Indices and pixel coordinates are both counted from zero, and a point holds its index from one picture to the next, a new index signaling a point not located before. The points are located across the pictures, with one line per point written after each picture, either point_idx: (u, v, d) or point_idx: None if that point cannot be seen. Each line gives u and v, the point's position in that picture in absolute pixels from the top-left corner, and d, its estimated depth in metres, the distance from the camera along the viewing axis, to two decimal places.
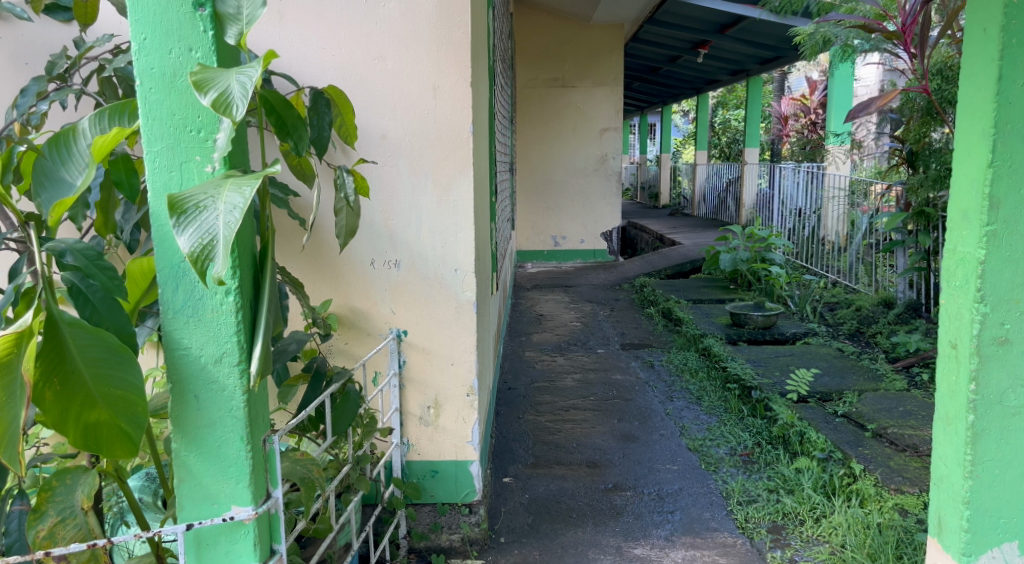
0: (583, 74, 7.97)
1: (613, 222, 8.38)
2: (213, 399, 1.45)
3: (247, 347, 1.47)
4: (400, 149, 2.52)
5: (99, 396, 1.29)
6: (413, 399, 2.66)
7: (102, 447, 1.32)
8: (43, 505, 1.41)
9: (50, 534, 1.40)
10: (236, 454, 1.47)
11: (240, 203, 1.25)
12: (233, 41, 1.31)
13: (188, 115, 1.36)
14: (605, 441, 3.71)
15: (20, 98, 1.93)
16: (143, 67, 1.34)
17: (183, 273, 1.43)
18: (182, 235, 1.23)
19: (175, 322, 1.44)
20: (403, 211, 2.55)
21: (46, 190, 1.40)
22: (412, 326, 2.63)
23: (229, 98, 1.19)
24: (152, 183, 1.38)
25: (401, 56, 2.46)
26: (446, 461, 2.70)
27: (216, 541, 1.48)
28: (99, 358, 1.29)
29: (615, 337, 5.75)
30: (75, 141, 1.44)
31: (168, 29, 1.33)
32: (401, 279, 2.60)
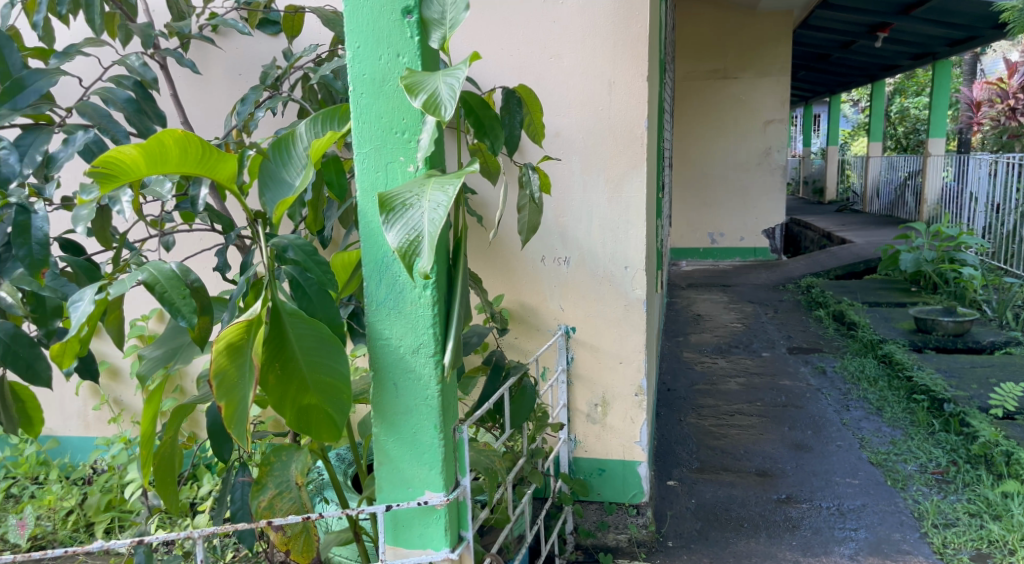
0: (746, 64, 7.64)
1: (776, 219, 7.98)
2: (410, 387, 1.52)
3: (441, 339, 1.52)
4: (573, 146, 2.52)
5: (313, 381, 1.39)
6: (581, 395, 2.67)
7: (314, 429, 1.42)
8: (264, 477, 1.53)
9: (270, 505, 1.52)
10: (430, 441, 1.53)
11: (444, 201, 1.30)
12: (437, 45, 1.37)
13: (394, 117, 1.43)
14: (776, 449, 3.54)
15: (241, 106, 2.11)
16: (356, 73, 1.43)
17: (387, 267, 1.51)
18: (391, 232, 1.29)
19: (378, 314, 1.52)
20: (575, 208, 2.56)
21: (270, 190, 1.52)
22: (580, 324, 2.63)
23: (437, 100, 1.23)
24: (360, 182, 1.47)
25: (578, 52, 2.46)
26: (614, 460, 2.69)
27: (411, 523, 1.55)
28: (313, 346, 1.38)
29: (781, 340, 5.46)
30: (293, 144, 1.55)
31: (379, 36, 1.41)
32: (570, 276, 2.61)
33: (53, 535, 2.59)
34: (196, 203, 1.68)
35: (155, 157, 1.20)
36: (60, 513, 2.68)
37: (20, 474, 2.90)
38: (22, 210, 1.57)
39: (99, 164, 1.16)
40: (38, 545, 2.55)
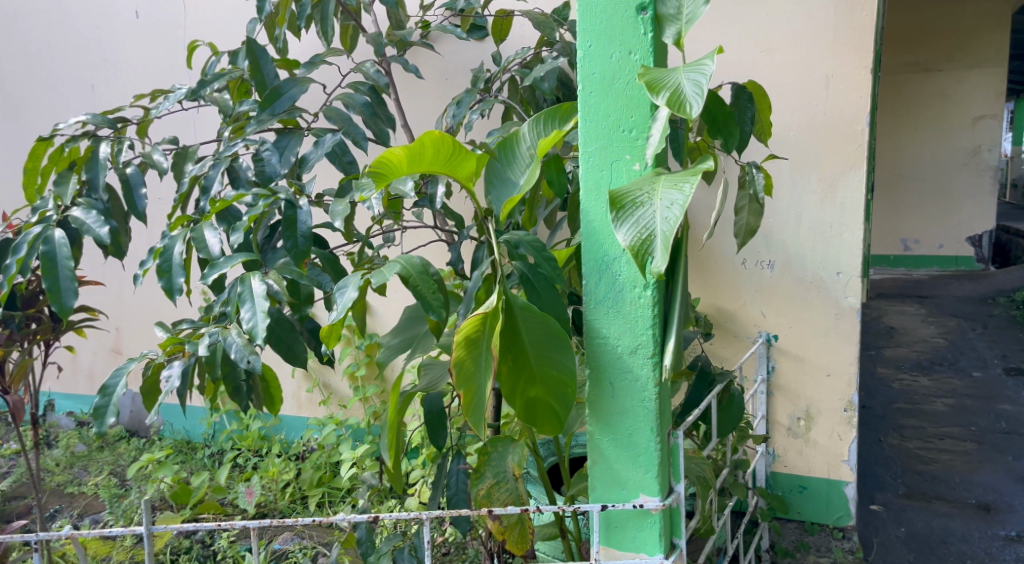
0: (955, 54, 6.91)
1: (985, 224, 7.17)
2: (627, 388, 1.48)
3: (660, 341, 1.46)
4: (783, 144, 2.39)
5: (540, 375, 1.41)
6: (781, 408, 2.53)
7: (539, 422, 1.45)
8: (482, 466, 1.58)
9: (488, 494, 1.57)
10: (646, 444, 1.49)
11: (679, 199, 1.24)
12: (671, 40, 1.34)
13: (623, 115, 1.42)
14: (999, 480, 3.17)
15: (456, 108, 2.20)
16: (586, 72, 1.43)
17: (607, 265, 1.47)
18: (621, 230, 1.26)
19: (596, 312, 1.49)
20: (782, 210, 2.42)
21: (495, 189, 1.57)
22: (783, 332, 2.49)
23: (682, 96, 1.21)
24: (585, 179, 1.47)
25: (793, 46, 2.34)
26: (818, 478, 2.52)
27: (624, 525, 1.53)
28: (541, 340, 1.41)
29: (995, 359, 4.89)
30: (517, 145, 1.59)
31: (611, 35, 1.40)
32: (774, 280, 2.48)
33: (274, 504, 2.84)
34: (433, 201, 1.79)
35: (416, 157, 1.28)
36: (281, 484, 2.93)
37: (244, 446, 3.20)
38: (289, 205, 1.61)
39: (376, 164, 1.25)
40: (262, 513, 2.82)
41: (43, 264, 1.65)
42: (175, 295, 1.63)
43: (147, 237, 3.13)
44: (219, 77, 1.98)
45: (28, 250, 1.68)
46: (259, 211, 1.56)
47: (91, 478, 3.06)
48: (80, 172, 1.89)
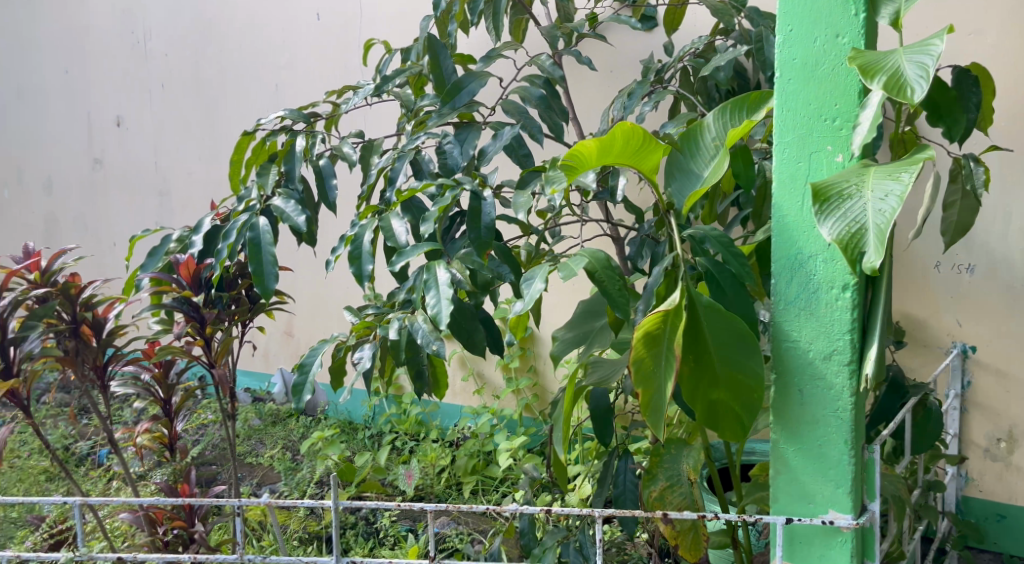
0: None
1: None
2: (818, 396, 1.38)
3: (859, 347, 1.35)
4: (991, 136, 2.15)
5: (724, 377, 1.34)
6: (978, 427, 2.29)
7: (720, 426, 1.38)
8: (655, 468, 1.54)
9: (661, 496, 1.53)
10: (839, 457, 1.38)
11: (897, 191, 1.13)
12: (888, 19, 1.23)
13: (827, 103, 1.32)
14: None
15: (627, 101, 2.09)
16: (785, 57, 1.34)
17: (801, 263, 1.37)
18: (825, 225, 1.17)
19: (786, 313, 1.39)
20: (987, 209, 2.19)
21: (676, 181, 1.49)
22: (983, 343, 2.25)
23: (902, 80, 1.10)
24: (778, 172, 1.38)
25: (1007, 27, 2.10)
26: (1020, 506, 2.26)
27: (810, 541, 1.42)
28: (728, 341, 1.33)
29: None
30: (701, 136, 1.49)
31: (816, 17, 1.31)
32: (974, 286, 2.24)
33: (432, 488, 2.93)
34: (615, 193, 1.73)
35: (606, 148, 1.25)
36: (438, 469, 3.00)
37: (402, 430, 3.32)
38: (475, 197, 1.65)
39: (569, 156, 1.25)
40: (420, 495, 2.91)
41: (250, 250, 1.76)
42: (365, 281, 1.70)
43: (339, 224, 3.41)
44: (401, 73, 2.07)
45: (237, 236, 1.83)
46: (448, 201, 1.60)
47: (268, 451, 3.29)
48: (280, 165, 2.03)
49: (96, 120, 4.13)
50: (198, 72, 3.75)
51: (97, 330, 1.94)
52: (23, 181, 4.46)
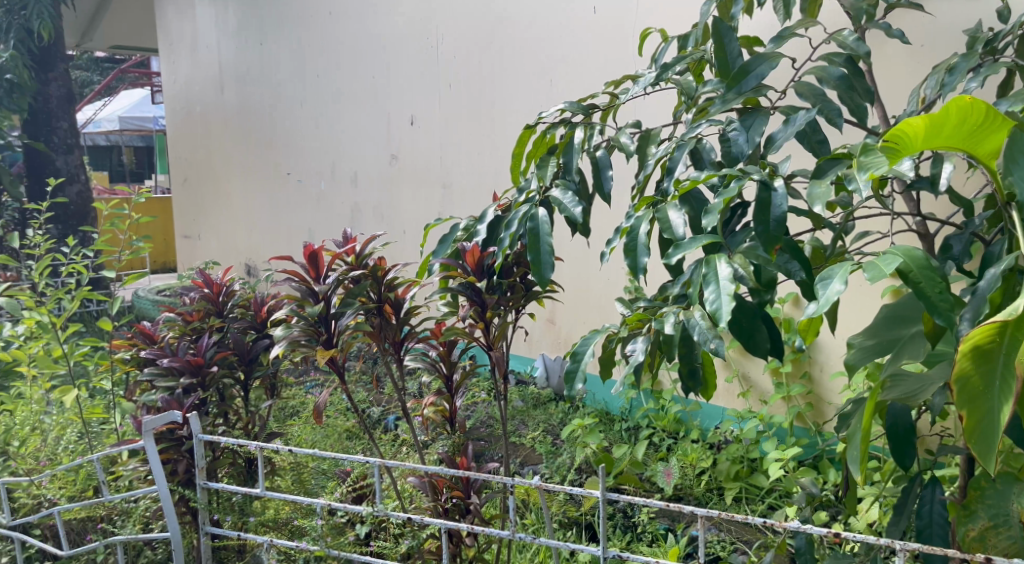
0: None
1: None
2: None
3: None
4: None
5: None
6: None
7: None
8: (974, 505, 1.44)
9: (981, 537, 1.42)
10: None
11: None
12: None
13: None
14: None
15: (948, 77, 1.78)
16: None
17: None
18: None
19: None
20: None
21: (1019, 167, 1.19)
22: None
23: None
24: None
25: None
26: None
27: None
28: None
29: None
30: None
31: None
32: None
33: (691, 489, 2.82)
34: (935, 183, 1.56)
35: (934, 127, 1.10)
36: (697, 470, 2.88)
37: (660, 426, 3.24)
38: (763, 187, 1.54)
39: (893, 135, 1.11)
40: (677, 495, 2.81)
41: (530, 239, 1.82)
42: (639, 274, 1.66)
43: (612, 217, 3.48)
44: (681, 60, 2.01)
45: (518, 225, 1.90)
46: (735, 193, 1.49)
47: (530, 432, 3.40)
48: (558, 157, 2.07)
49: (393, 120, 4.59)
50: (482, 72, 4.03)
51: (396, 309, 2.14)
52: (334, 175, 5.11)
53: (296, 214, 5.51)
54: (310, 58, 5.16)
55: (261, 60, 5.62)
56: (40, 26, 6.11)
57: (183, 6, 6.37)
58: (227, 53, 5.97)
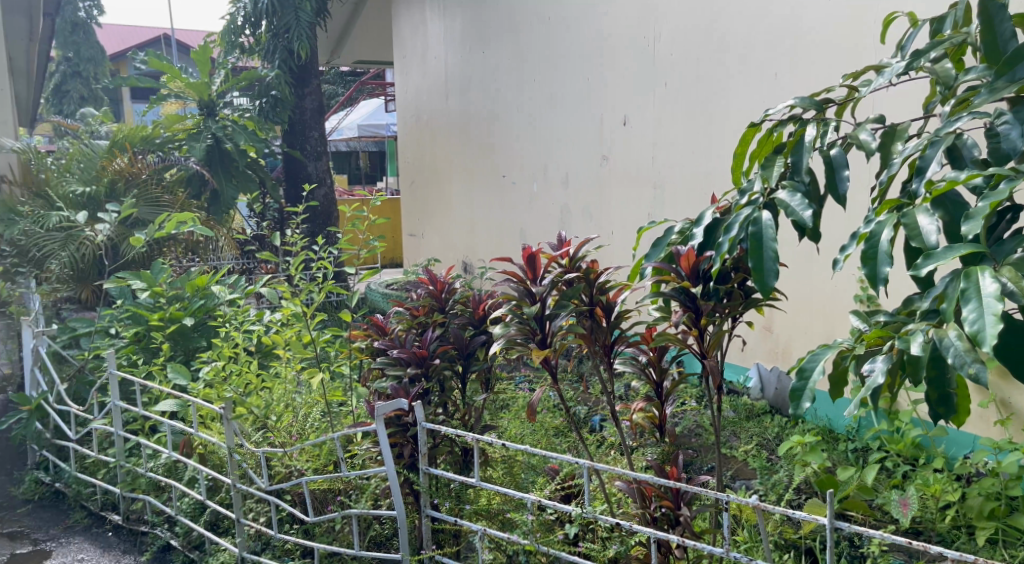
0: None
1: None
2: None
3: None
4: None
5: None
6: None
7: None
8: None
9: None
10: None
11: None
12: None
13: None
14: None
15: None
16: None
17: None
18: None
19: None
20: None
21: None
22: None
23: None
24: None
25: None
26: None
27: None
28: None
29: None
30: None
31: None
32: None
33: (932, 524, 2.52)
34: None
35: None
36: (940, 503, 2.56)
37: (895, 450, 2.92)
38: None
39: None
40: (915, 529, 2.52)
41: (752, 244, 1.73)
42: (879, 284, 1.51)
43: (847, 220, 3.21)
44: (937, 44, 1.83)
45: (738, 229, 1.81)
46: (1004, 195, 1.32)
47: (743, 445, 3.24)
48: (786, 155, 1.94)
49: (607, 121, 4.59)
50: (701, 69, 3.90)
51: (607, 312, 2.15)
52: (547, 176, 5.22)
53: (511, 214, 5.71)
54: (528, 62, 5.31)
55: (484, 67, 5.88)
56: (300, 48, 6.83)
57: (416, 20, 6.87)
58: (453, 62, 6.33)
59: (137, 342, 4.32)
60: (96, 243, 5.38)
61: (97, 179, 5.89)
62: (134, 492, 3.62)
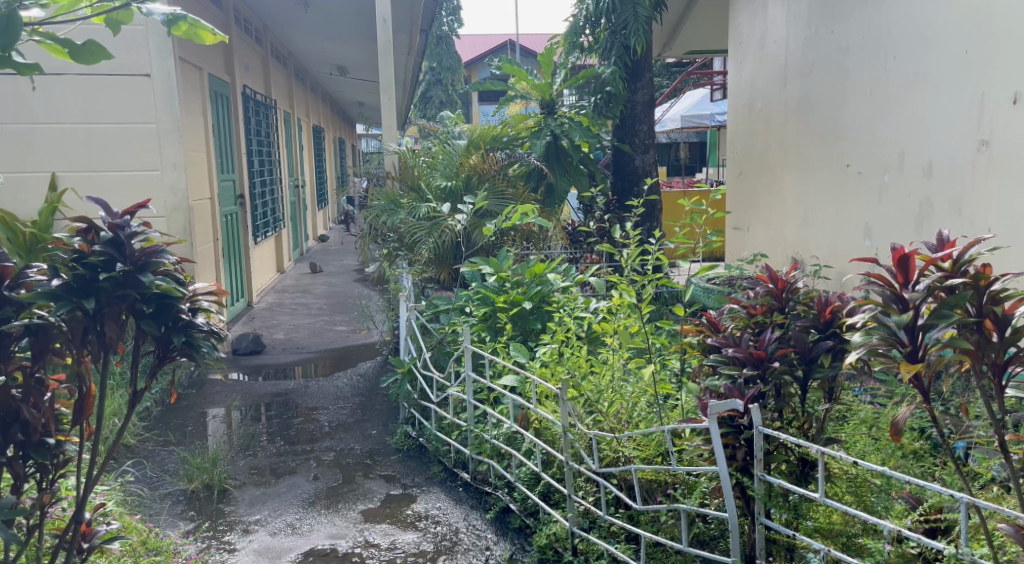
0: None
1: None
2: None
3: None
4: None
5: None
6: None
7: None
8: None
9: None
10: None
11: None
12: None
13: None
14: None
15: None
16: None
17: None
18: None
19: None
20: None
21: None
22: None
23: None
24: None
25: None
26: None
27: None
28: None
29: None
30: None
31: None
32: None
33: None
34: None
35: None
36: None
37: None
38: None
39: None
40: None
41: None
42: None
43: None
44: None
45: None
46: None
47: None
48: None
49: (990, 98, 3.93)
50: None
51: (999, 326, 1.90)
52: (905, 166, 4.65)
53: (855, 209, 5.19)
54: (890, 37, 4.76)
55: (833, 47, 5.42)
56: (636, 43, 6.92)
57: (757, 4, 6.55)
58: (796, 45, 5.92)
59: (485, 321, 4.80)
60: (454, 232, 6.12)
61: (456, 174, 6.68)
62: (481, 454, 4.06)
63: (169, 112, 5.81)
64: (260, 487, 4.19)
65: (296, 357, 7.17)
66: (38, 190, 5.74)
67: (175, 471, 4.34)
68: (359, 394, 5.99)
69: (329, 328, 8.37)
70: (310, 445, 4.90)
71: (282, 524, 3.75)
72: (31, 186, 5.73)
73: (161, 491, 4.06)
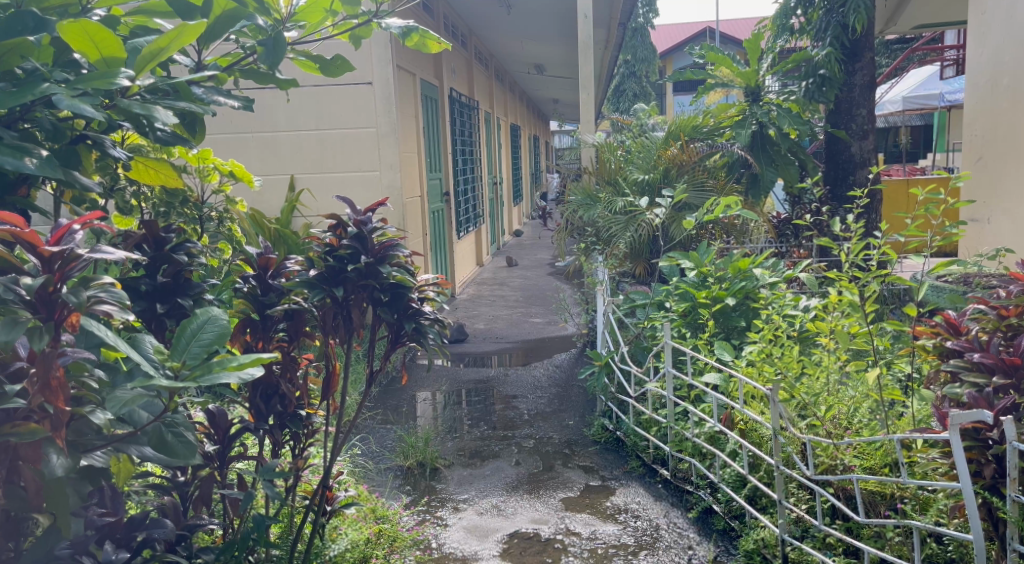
0: None
1: None
2: None
3: None
4: None
5: None
6: None
7: None
8: None
9: None
10: None
11: None
12: None
13: None
14: None
15: None
16: None
17: None
18: None
19: None
20: None
21: None
22: None
23: None
24: None
25: None
26: None
27: None
28: None
29: None
30: None
31: None
32: None
33: None
34: None
35: None
36: None
37: None
38: None
39: None
40: None
41: None
42: None
43: None
44: None
45: None
46: None
47: None
48: None
49: None
50: None
51: None
52: None
53: None
54: None
55: None
56: (855, 20, 6.39)
57: None
58: None
59: (685, 317, 4.68)
60: (651, 226, 6.03)
61: (654, 167, 6.58)
62: (681, 452, 3.98)
63: (388, 117, 6.27)
64: (467, 468, 4.43)
65: (495, 346, 7.48)
66: (281, 191, 6.49)
67: (393, 447, 4.71)
68: (556, 385, 6.12)
69: (526, 319, 8.62)
70: (511, 431, 5.09)
71: (488, 505, 3.94)
72: (275, 187, 6.49)
73: (382, 465, 4.43)
